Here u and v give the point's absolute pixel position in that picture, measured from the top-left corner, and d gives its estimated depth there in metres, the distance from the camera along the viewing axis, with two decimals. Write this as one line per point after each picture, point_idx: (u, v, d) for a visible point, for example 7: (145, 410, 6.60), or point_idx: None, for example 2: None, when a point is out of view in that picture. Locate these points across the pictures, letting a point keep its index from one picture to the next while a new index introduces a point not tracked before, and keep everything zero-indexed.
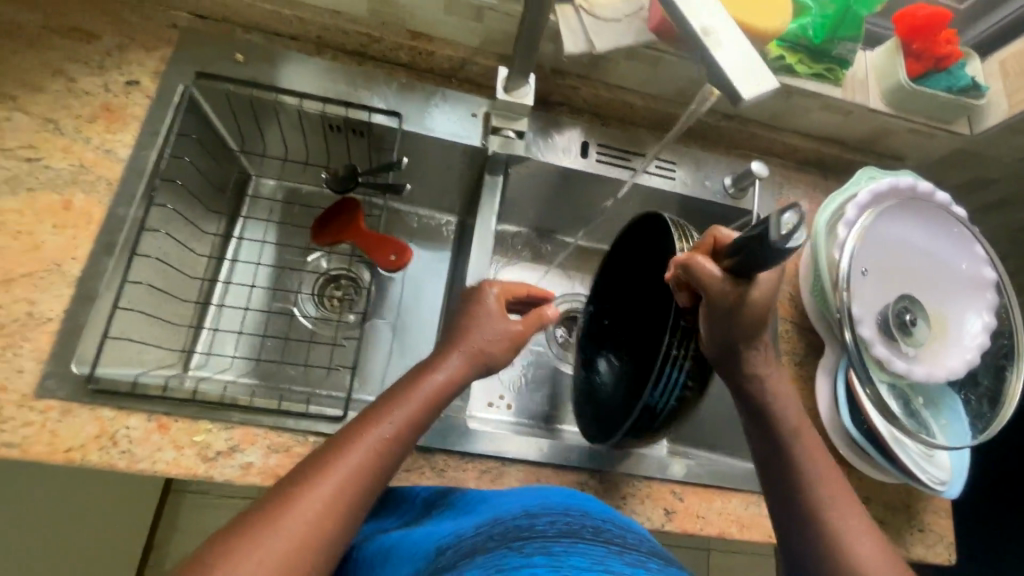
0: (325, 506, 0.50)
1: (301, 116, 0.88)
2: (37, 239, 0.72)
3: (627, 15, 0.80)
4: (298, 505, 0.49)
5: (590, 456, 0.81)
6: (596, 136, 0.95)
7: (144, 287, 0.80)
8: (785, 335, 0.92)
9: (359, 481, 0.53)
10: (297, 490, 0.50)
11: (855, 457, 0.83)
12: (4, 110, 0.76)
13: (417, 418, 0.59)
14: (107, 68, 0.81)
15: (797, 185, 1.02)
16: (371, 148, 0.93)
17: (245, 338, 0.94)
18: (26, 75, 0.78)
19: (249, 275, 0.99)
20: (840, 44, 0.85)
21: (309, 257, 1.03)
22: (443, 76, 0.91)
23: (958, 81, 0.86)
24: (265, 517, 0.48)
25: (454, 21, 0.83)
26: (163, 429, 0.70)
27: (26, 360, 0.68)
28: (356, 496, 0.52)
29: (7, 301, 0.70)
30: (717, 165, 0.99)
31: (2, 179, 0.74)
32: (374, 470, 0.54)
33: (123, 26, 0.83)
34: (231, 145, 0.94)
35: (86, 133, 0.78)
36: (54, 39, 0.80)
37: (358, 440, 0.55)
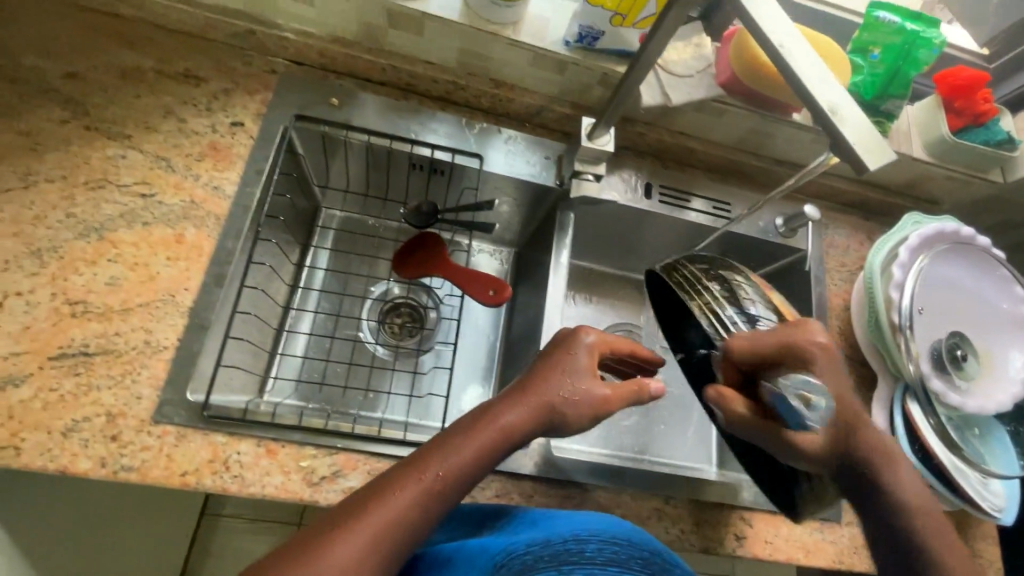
0: (389, 527, 0.48)
1: (388, 156, 0.94)
2: (152, 270, 0.77)
3: (698, 70, 0.89)
4: (362, 524, 0.48)
5: (666, 483, 0.85)
6: (658, 179, 1.01)
7: (243, 316, 0.84)
8: None
9: (425, 505, 0.51)
10: (366, 510, 0.49)
11: None
12: (121, 148, 0.81)
13: (471, 467, 0.55)
14: (214, 110, 0.86)
15: (840, 226, 1.10)
16: (448, 186, 0.99)
17: (316, 364, 0.97)
18: (141, 116, 0.83)
19: (318, 303, 1.02)
20: (889, 100, 0.93)
21: (377, 286, 1.07)
22: (518, 122, 0.98)
23: (995, 136, 0.94)
24: (327, 530, 0.47)
25: (537, 73, 0.90)
26: (271, 454, 0.73)
27: (144, 386, 0.72)
28: (419, 521, 0.50)
29: (125, 330, 0.73)
30: (768, 207, 1.06)
31: (119, 213, 0.78)
32: (418, 521, 0.50)
33: (230, 71, 0.89)
34: (315, 181, 0.99)
35: (196, 170, 0.83)
36: (167, 84, 0.86)
37: (430, 462, 0.53)
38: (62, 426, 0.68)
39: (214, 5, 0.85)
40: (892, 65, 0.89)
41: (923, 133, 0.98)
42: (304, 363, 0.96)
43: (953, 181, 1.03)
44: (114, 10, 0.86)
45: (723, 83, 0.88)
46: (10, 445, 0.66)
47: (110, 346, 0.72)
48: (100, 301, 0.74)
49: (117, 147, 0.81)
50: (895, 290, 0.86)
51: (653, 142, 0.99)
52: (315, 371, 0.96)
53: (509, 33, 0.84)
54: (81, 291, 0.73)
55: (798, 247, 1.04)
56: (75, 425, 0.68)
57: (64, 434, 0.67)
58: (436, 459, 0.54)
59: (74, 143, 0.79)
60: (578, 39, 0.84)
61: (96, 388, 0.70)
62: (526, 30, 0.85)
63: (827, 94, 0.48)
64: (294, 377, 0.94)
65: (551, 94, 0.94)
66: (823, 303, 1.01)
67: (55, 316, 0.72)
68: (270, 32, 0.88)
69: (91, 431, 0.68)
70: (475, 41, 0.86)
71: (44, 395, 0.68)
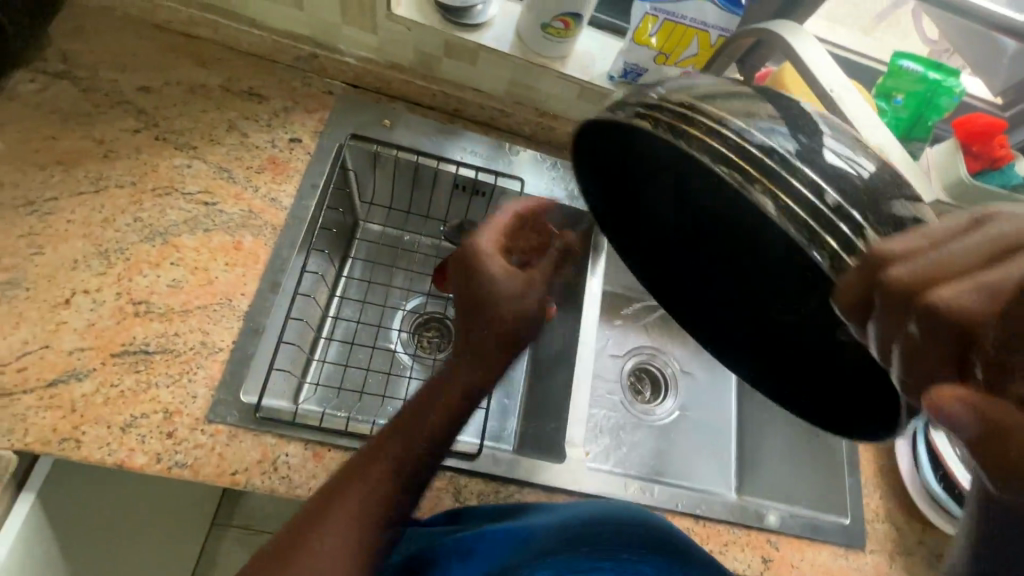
0: (357, 521, 0.56)
1: (434, 176, 0.98)
2: (211, 275, 0.80)
3: None
4: (331, 526, 0.56)
5: (694, 502, 0.87)
6: None
7: (293, 323, 0.87)
8: None
9: (381, 497, 0.58)
10: (329, 512, 0.56)
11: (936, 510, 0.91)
12: (187, 158, 0.85)
13: (414, 445, 0.61)
14: (274, 126, 0.91)
15: None
16: (488, 207, 1.03)
17: (351, 372, 0.99)
18: (207, 129, 0.88)
19: (354, 313, 1.04)
20: (912, 143, 0.99)
21: (410, 299, 1.09)
22: (557, 148, 1.03)
23: (1011, 180, 0.99)
24: (303, 534, 0.55)
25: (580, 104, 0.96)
26: (318, 457, 0.75)
27: (200, 386, 0.74)
28: (379, 513, 0.57)
29: (184, 330, 0.76)
30: None
31: (182, 219, 0.82)
32: (376, 508, 0.57)
33: (291, 90, 0.94)
34: (360, 196, 1.03)
35: (256, 182, 0.87)
36: (232, 100, 0.91)
37: (376, 459, 0.59)
38: (121, 421, 0.70)
39: (282, 30, 0.91)
40: (914, 111, 0.95)
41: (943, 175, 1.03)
42: (340, 371, 0.98)
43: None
44: (188, 30, 0.92)
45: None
46: (71, 437, 0.68)
47: (169, 346, 0.75)
48: (161, 302, 0.77)
49: (183, 157, 0.85)
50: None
51: None
52: (350, 379, 0.98)
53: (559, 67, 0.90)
54: (145, 291, 0.77)
55: None
56: (133, 421, 0.70)
57: (122, 429, 0.69)
58: (382, 451, 0.60)
59: (144, 152, 0.84)
60: (622, 75, 0.91)
61: (155, 386, 0.73)
62: (575, 64, 0.92)
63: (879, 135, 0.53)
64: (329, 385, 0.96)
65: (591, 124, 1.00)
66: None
67: (119, 315, 0.75)
68: (333, 57, 0.93)
69: (148, 427, 0.70)
70: (526, 72, 0.91)
71: (105, 390, 0.71)
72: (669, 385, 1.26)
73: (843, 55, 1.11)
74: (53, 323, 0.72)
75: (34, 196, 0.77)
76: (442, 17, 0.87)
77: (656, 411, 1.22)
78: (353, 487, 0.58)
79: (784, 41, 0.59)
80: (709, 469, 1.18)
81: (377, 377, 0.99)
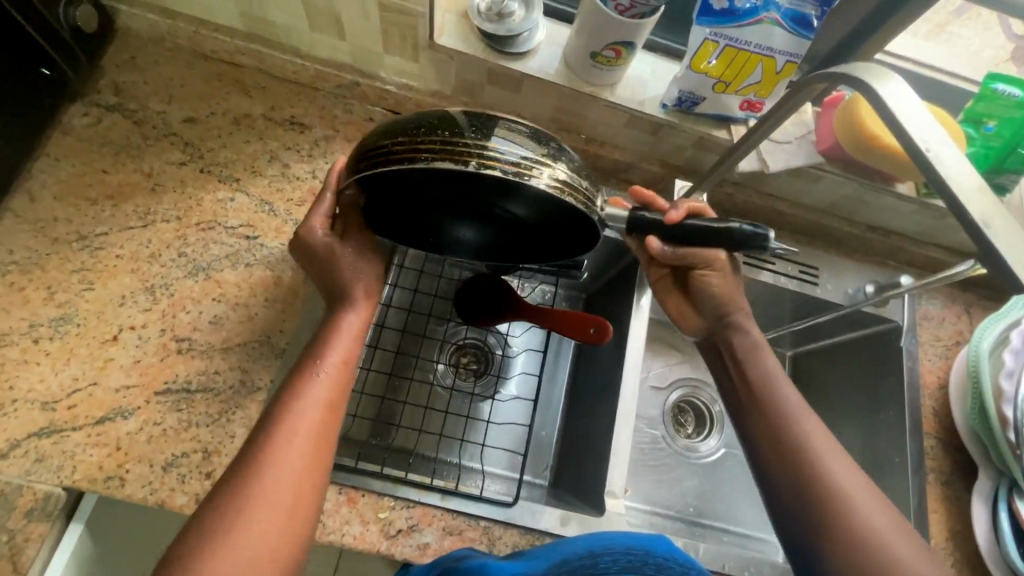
0: (301, 464, 0.53)
1: None
2: (251, 311, 0.80)
3: (797, 137, 0.88)
4: (273, 467, 0.51)
5: (741, 563, 0.82)
6: None
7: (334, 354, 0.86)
8: (930, 451, 0.91)
9: (308, 439, 0.55)
10: (258, 464, 0.51)
11: None
12: (231, 190, 0.86)
13: (326, 404, 0.57)
14: (314, 156, 0.90)
15: (935, 296, 1.03)
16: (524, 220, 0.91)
17: (386, 404, 0.98)
18: (250, 161, 0.88)
19: (391, 342, 1.02)
20: (1003, 174, 0.88)
21: (448, 328, 1.07)
22: (604, 174, 0.98)
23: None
24: (232, 490, 0.49)
25: (630, 133, 0.91)
26: (353, 503, 0.74)
27: (238, 426, 0.74)
28: (318, 457, 0.54)
29: (224, 368, 0.76)
30: (856, 274, 1.01)
31: (225, 254, 0.82)
32: (299, 476, 0.52)
33: (331, 119, 0.93)
34: None
35: (296, 215, 0.86)
36: (274, 130, 0.90)
37: (300, 393, 0.56)
38: (163, 460, 0.71)
39: (324, 57, 0.90)
40: (1009, 140, 0.85)
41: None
42: (377, 404, 0.97)
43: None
44: (232, 59, 0.91)
45: (825, 149, 0.86)
46: (116, 475, 0.69)
47: (210, 385, 0.75)
48: (203, 339, 0.77)
49: (227, 189, 0.86)
50: (1008, 379, 0.81)
51: (742, 202, 0.97)
52: (387, 412, 0.97)
53: (606, 95, 0.85)
54: (187, 328, 0.77)
55: (889, 319, 0.98)
56: (174, 460, 0.71)
57: (163, 469, 0.70)
58: (305, 387, 0.57)
59: (189, 186, 0.84)
60: (675, 103, 0.84)
61: (195, 426, 0.73)
62: (626, 92, 0.86)
63: (976, 200, 0.47)
64: (366, 417, 0.95)
65: (640, 150, 0.94)
66: (917, 381, 0.96)
67: (162, 352, 0.75)
68: (374, 85, 0.92)
69: (187, 466, 0.71)
70: (572, 100, 0.86)
71: (149, 429, 0.72)
72: (714, 421, 1.19)
73: (927, 72, 1.00)
74: (101, 360, 0.73)
75: (85, 231, 0.79)
76: (483, 43, 0.83)
77: (701, 449, 1.16)
78: (280, 426, 0.54)
79: (870, 88, 0.52)
80: (755, 513, 1.12)
81: (410, 407, 0.99)
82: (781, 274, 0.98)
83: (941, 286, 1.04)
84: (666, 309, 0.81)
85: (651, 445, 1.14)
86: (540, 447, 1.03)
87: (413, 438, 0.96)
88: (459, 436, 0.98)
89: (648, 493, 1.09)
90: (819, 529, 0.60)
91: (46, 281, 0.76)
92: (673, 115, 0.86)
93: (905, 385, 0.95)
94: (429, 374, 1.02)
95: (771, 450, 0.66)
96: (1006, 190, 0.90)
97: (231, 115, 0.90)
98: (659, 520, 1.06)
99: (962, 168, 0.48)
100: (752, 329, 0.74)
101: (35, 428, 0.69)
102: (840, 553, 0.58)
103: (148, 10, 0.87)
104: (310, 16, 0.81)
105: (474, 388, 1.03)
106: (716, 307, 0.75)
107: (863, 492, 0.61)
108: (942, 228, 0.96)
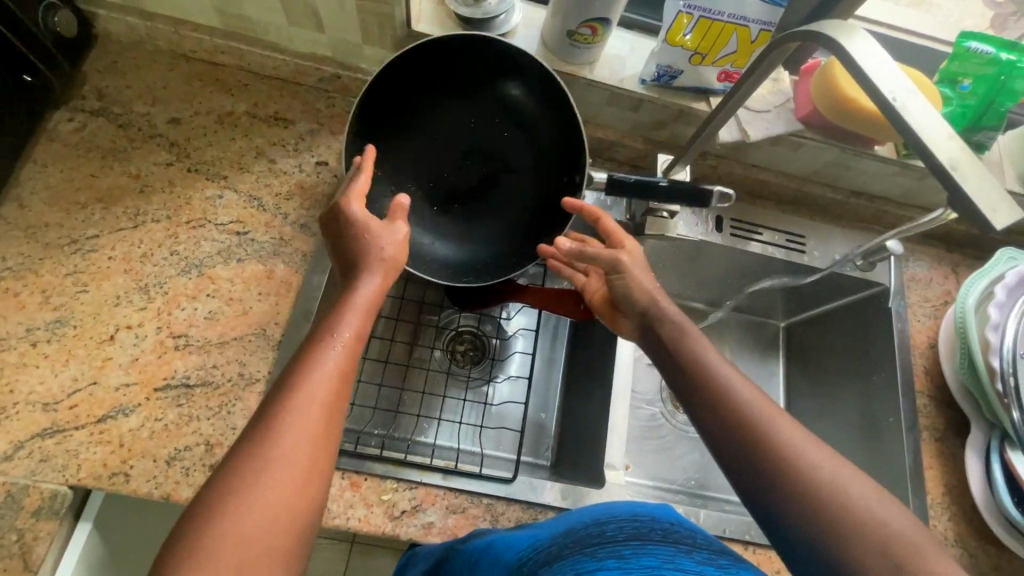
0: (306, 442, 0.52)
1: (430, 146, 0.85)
2: (245, 305, 0.81)
3: (776, 106, 0.89)
4: (289, 431, 0.51)
5: (741, 528, 0.84)
6: (729, 213, 1.01)
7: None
8: (922, 409, 0.93)
9: (327, 402, 0.55)
10: (270, 428, 0.51)
11: (1015, 536, 0.82)
12: (219, 188, 0.86)
13: (344, 370, 0.57)
14: (300, 150, 0.91)
15: (921, 258, 1.04)
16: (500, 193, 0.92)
17: (386, 392, 0.99)
18: (237, 158, 0.89)
19: (386, 331, 1.03)
20: (982, 132, 0.89)
21: (443, 314, 1.08)
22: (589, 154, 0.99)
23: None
24: (246, 470, 0.49)
25: (612, 111, 0.92)
26: (356, 488, 0.75)
27: (239, 418, 0.75)
28: (325, 440, 0.53)
29: (222, 362, 0.77)
30: (843, 239, 1.02)
31: (217, 250, 0.83)
32: (320, 438, 0.52)
33: (314, 112, 0.94)
34: None
35: (285, 209, 0.87)
36: (259, 126, 0.91)
37: (312, 372, 0.55)
38: (165, 454, 0.72)
39: (304, 52, 0.90)
40: (985, 96, 0.86)
41: (1018, 163, 0.92)
42: (378, 391, 0.98)
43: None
44: (213, 58, 0.92)
45: (804, 117, 0.87)
46: (120, 471, 0.70)
47: (208, 379, 0.76)
48: (199, 334, 0.78)
49: (215, 186, 0.86)
50: (995, 332, 0.82)
51: (725, 174, 0.98)
52: (388, 399, 0.98)
53: (586, 74, 0.86)
54: (183, 325, 0.78)
55: (878, 282, 1.00)
56: (177, 454, 0.72)
57: (167, 463, 0.71)
58: (319, 355, 0.57)
59: (177, 185, 0.85)
60: (654, 78, 0.85)
61: (196, 419, 0.74)
62: (605, 69, 0.87)
63: (946, 147, 0.48)
64: (367, 405, 0.96)
65: (623, 128, 0.95)
66: (908, 342, 0.97)
67: (160, 349, 0.76)
68: (355, 76, 0.92)
69: (191, 459, 0.72)
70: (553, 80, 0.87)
71: (150, 425, 0.73)
72: None
73: (902, 37, 1.01)
74: (99, 360, 0.74)
75: (77, 235, 0.80)
76: (462, 28, 0.84)
77: None
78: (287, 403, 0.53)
79: (839, 46, 0.53)
80: None
81: (410, 394, 0.99)
82: (768, 243, 0.99)
83: (927, 248, 1.05)
84: (600, 315, 0.84)
85: (651, 421, 1.15)
86: (540, 428, 1.04)
87: (413, 424, 0.97)
88: (458, 420, 0.99)
89: (650, 469, 1.10)
90: (779, 497, 0.55)
91: (41, 285, 0.76)
92: (653, 91, 0.87)
93: (896, 346, 0.96)
94: (426, 361, 1.03)
95: (711, 418, 0.62)
96: (986, 147, 0.91)
97: (217, 113, 0.90)
98: (660, 493, 1.08)
99: (932, 117, 0.49)
100: (677, 315, 0.73)
101: (37, 429, 0.70)
102: (807, 518, 0.53)
103: (128, 13, 0.87)
104: (288, 10, 0.82)
105: (471, 372, 1.04)
106: (637, 307, 0.77)
107: (813, 447, 0.57)
108: (924, 189, 0.97)
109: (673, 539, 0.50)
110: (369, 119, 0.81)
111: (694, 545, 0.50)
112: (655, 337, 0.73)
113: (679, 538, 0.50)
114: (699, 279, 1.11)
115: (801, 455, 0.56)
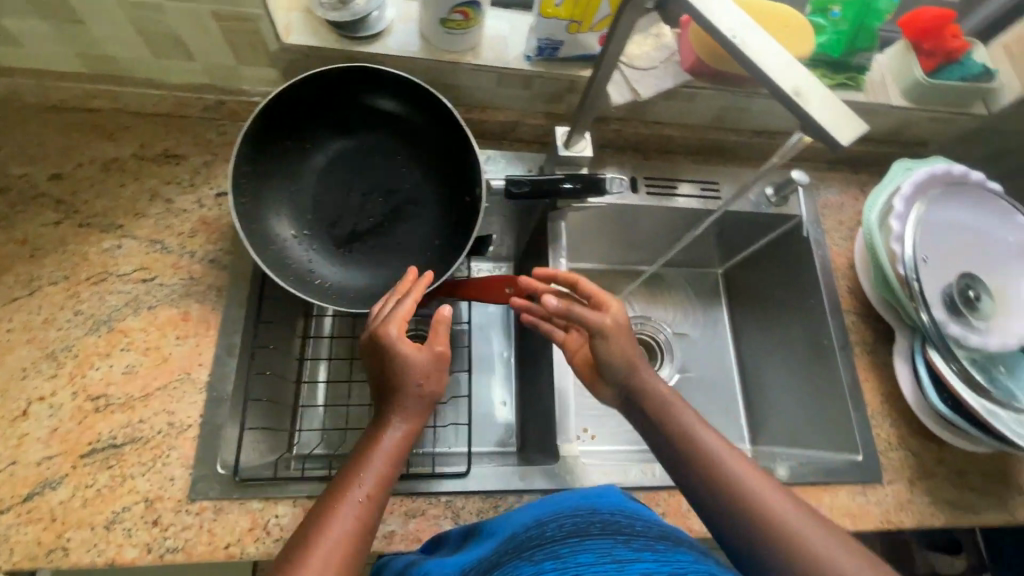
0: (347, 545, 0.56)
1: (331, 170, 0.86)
2: (164, 352, 0.78)
3: (661, 61, 0.90)
4: None
5: None
6: (642, 172, 1.02)
7: (257, 378, 0.83)
8: (852, 326, 0.97)
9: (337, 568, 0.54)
10: None
11: (947, 431, 0.85)
12: (116, 238, 0.83)
13: (360, 524, 0.58)
14: (196, 185, 0.88)
15: (830, 184, 1.08)
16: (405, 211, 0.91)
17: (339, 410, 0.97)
18: (129, 204, 0.85)
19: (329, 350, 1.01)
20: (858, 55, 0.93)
21: None
22: (495, 138, 0.99)
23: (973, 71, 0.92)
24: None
25: (506, 93, 0.92)
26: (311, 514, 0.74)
27: (176, 467, 0.73)
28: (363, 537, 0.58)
29: (148, 415, 0.75)
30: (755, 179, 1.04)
31: (124, 302, 0.80)
32: None
33: (206, 143, 0.91)
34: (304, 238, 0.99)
35: (190, 247, 0.84)
36: (148, 167, 0.88)
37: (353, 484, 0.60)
38: (103, 520, 0.69)
39: (181, 83, 0.87)
40: (854, 20, 0.89)
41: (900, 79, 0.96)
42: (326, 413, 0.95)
43: (940, 122, 1.01)
44: (86, 105, 0.88)
45: (690, 68, 0.88)
46: (57, 546, 0.67)
47: (137, 435, 0.74)
48: (119, 392, 0.75)
49: (112, 237, 0.83)
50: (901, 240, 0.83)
51: (631, 135, 0.99)
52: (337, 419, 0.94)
53: (469, 59, 0.85)
54: (100, 385, 0.75)
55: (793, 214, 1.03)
56: (116, 517, 0.69)
57: (106, 527, 0.69)
58: (329, 519, 0.57)
59: (71, 243, 0.81)
60: (538, 53, 0.85)
61: (131, 478, 0.71)
62: (487, 52, 0.86)
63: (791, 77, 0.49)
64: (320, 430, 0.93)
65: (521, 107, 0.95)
66: (830, 266, 1.01)
67: (80, 415, 0.73)
68: (241, 99, 0.90)
69: (131, 519, 0.70)
70: (438, 71, 0.87)
71: (82, 493, 0.70)
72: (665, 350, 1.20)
73: None
74: (16, 438, 0.71)
75: None
76: (336, 34, 0.82)
77: None
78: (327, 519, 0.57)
79: None
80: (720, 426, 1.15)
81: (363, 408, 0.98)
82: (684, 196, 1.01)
83: (834, 174, 1.09)
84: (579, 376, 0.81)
85: None
86: (496, 417, 1.04)
87: None
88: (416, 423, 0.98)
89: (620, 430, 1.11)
90: (750, 547, 0.60)
91: None
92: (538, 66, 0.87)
93: (820, 273, 0.99)
94: None
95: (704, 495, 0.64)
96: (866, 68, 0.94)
97: (98, 160, 0.87)
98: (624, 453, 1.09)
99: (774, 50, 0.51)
100: (658, 387, 0.74)
101: None
102: None
103: None
104: (150, 43, 0.79)
105: None
106: (619, 372, 0.75)
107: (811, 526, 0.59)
108: None
109: (612, 529, 0.50)
110: (269, 135, 0.81)
111: (632, 531, 0.50)
112: (639, 412, 0.73)
113: (617, 527, 0.50)
114: (629, 242, 1.12)
115: (800, 534, 0.58)
